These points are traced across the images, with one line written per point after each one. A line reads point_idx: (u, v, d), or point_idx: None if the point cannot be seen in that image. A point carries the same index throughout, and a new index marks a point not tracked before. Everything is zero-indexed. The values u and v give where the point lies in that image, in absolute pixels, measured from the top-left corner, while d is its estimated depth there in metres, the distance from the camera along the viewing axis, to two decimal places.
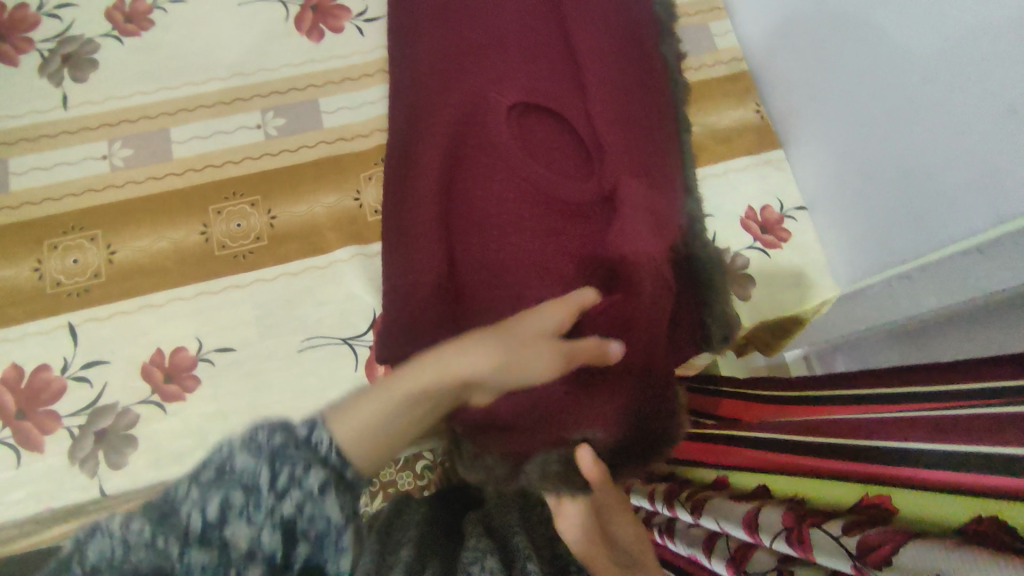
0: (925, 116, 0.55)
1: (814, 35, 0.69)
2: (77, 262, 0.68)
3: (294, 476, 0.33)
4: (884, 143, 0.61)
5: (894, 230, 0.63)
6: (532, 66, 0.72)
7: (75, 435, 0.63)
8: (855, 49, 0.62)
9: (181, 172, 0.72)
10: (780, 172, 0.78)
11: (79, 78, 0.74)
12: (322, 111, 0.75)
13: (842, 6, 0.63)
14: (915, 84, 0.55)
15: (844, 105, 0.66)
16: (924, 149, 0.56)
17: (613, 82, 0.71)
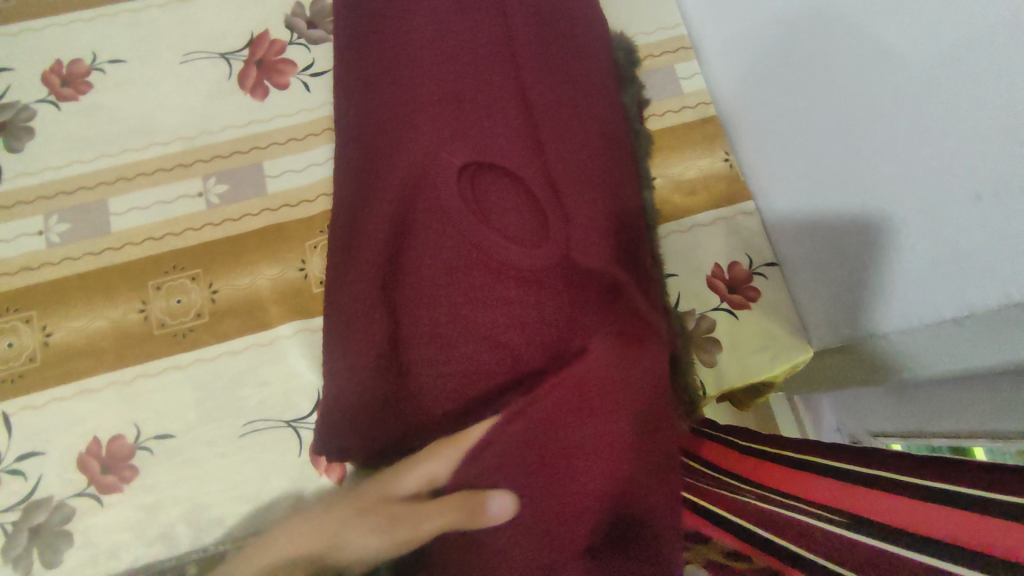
0: (897, 188, 0.52)
1: (782, 86, 0.65)
2: (12, 346, 0.65)
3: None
4: (853, 207, 0.58)
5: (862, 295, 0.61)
6: (485, 120, 0.66)
7: (10, 531, 0.61)
8: (830, 108, 0.59)
9: (119, 245, 0.69)
10: (751, 225, 0.74)
11: (16, 148, 0.72)
12: (265, 174, 0.72)
13: (814, 59, 0.59)
14: (887, 155, 0.53)
15: (812, 162, 0.63)
16: (895, 219, 0.53)
17: (571, 136, 0.66)
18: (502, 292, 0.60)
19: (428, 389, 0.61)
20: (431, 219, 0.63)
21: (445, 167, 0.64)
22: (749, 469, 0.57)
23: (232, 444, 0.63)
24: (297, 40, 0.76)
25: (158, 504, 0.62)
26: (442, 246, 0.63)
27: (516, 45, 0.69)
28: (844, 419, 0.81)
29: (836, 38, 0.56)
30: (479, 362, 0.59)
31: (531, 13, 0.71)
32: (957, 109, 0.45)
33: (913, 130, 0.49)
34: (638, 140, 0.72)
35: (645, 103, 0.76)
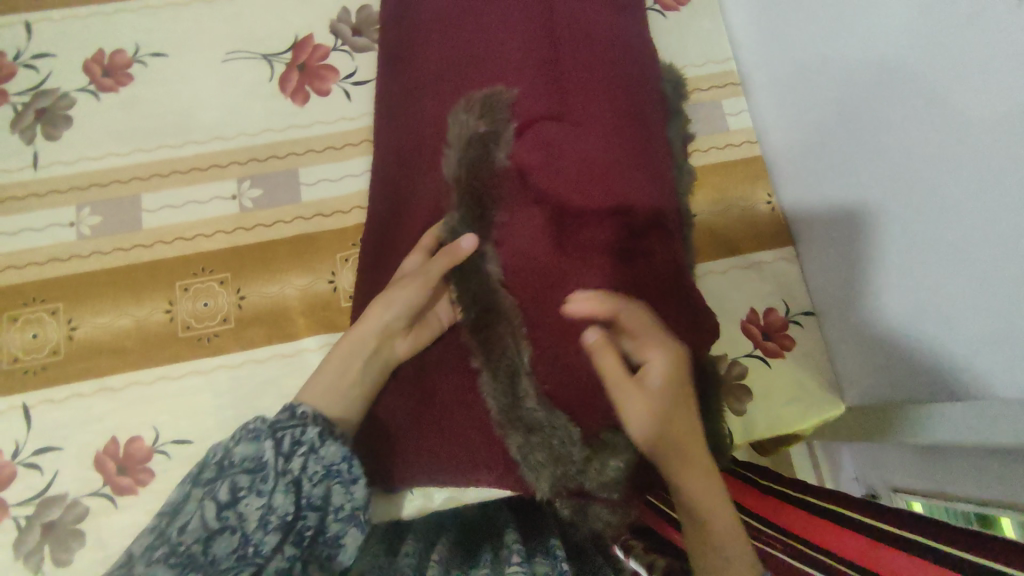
0: (957, 259, 0.50)
1: (833, 135, 0.63)
2: (36, 337, 0.65)
3: (315, 456, 0.46)
4: (905, 269, 0.56)
5: (895, 359, 0.60)
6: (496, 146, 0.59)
7: (23, 525, 0.60)
8: (884, 164, 0.56)
9: (149, 243, 0.68)
10: (789, 272, 0.73)
11: (52, 136, 0.71)
12: (301, 182, 0.71)
13: (869, 114, 0.57)
14: (941, 223, 0.51)
15: (861, 217, 0.61)
16: (952, 290, 0.51)
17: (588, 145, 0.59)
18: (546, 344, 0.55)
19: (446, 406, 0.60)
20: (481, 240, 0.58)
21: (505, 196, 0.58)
22: (754, 502, 0.58)
23: None
24: (341, 47, 0.75)
25: None
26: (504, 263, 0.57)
27: (562, 64, 0.64)
28: (864, 470, 0.79)
29: (891, 95, 0.53)
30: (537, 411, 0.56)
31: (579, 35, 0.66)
32: (1007, 185, 0.43)
33: (970, 199, 0.47)
34: (681, 176, 0.70)
35: (690, 138, 0.74)
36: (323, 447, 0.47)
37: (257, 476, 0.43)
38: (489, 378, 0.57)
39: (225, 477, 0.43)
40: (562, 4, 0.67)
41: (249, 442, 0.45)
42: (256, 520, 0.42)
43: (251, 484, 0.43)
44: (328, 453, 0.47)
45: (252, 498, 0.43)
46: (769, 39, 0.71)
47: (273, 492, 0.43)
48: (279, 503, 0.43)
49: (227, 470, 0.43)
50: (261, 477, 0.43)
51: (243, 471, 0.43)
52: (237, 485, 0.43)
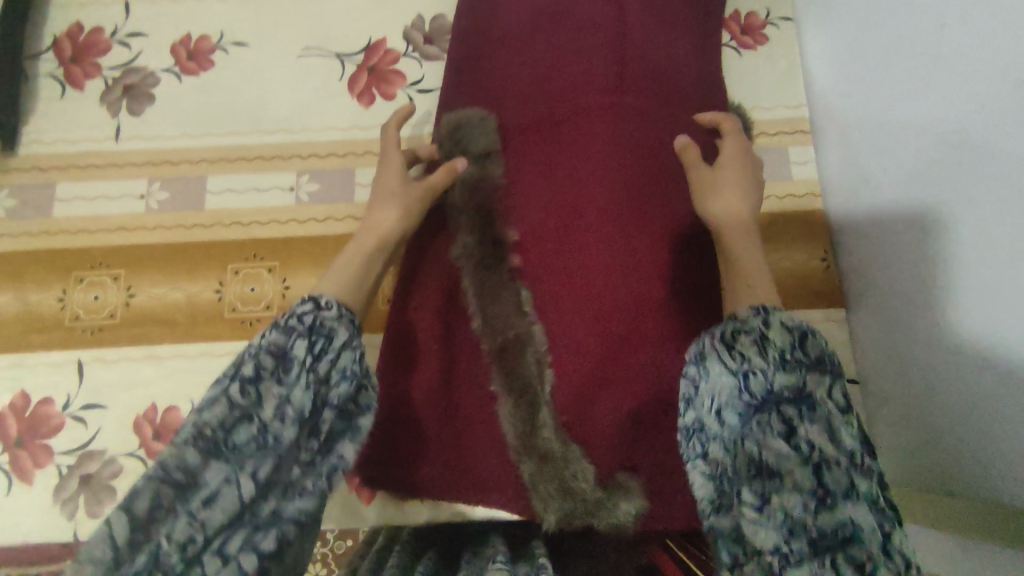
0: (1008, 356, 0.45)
1: (891, 187, 0.58)
2: (98, 299, 0.69)
3: (325, 344, 0.44)
4: (959, 360, 0.51)
5: (939, 455, 0.55)
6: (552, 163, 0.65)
7: (64, 473, 0.65)
8: (944, 228, 0.51)
9: (208, 223, 0.72)
10: (836, 334, 0.70)
11: (136, 112, 0.75)
12: (356, 182, 0.73)
13: (934, 172, 0.52)
14: (999, 314, 0.46)
15: (916, 298, 0.56)
16: (999, 390, 0.46)
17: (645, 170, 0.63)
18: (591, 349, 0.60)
19: (480, 411, 0.62)
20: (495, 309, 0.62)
21: (547, 245, 0.63)
22: None
23: None
24: (411, 54, 0.77)
25: None
26: (547, 308, 0.61)
27: (625, 102, 0.64)
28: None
29: (963, 163, 0.48)
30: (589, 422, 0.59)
31: (647, 66, 0.66)
32: None
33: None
34: None
35: None
36: (333, 336, 0.45)
37: (280, 365, 0.43)
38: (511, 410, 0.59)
39: (237, 381, 0.41)
40: (635, 35, 0.66)
41: (210, 409, 0.40)
42: (264, 469, 0.40)
43: (221, 443, 0.40)
44: (334, 334, 0.45)
45: (268, 385, 0.42)
46: (840, 83, 0.67)
47: (216, 496, 0.38)
48: (296, 503, 0.40)
49: (255, 353, 0.43)
50: (286, 368, 0.43)
51: (258, 362, 0.42)
52: (259, 369, 0.42)
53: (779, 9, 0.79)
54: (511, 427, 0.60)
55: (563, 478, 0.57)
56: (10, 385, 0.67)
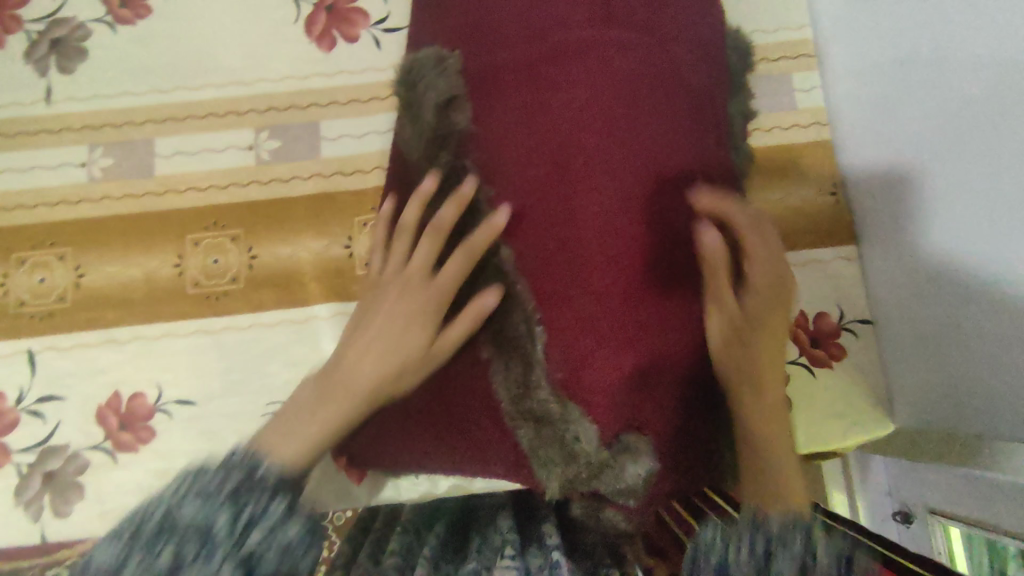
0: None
1: (918, 116, 0.54)
2: (44, 282, 0.63)
3: (253, 517, 0.32)
4: (999, 257, 0.47)
5: (969, 370, 0.52)
6: (523, 96, 0.55)
7: (24, 473, 0.59)
8: (983, 154, 0.47)
9: (161, 191, 0.65)
10: (848, 273, 0.65)
11: (68, 70, 0.67)
12: (321, 136, 0.66)
13: (970, 96, 0.48)
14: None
15: (947, 203, 0.51)
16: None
17: (636, 93, 0.54)
18: (584, 305, 0.51)
19: (466, 376, 0.57)
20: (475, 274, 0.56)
21: (524, 188, 0.54)
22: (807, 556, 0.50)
23: (253, 422, 0.60)
24: None
25: (171, 471, 0.59)
26: (527, 257, 0.54)
27: (614, 7, 0.56)
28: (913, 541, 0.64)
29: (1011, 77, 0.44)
30: (587, 389, 0.51)
31: None
32: None
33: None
34: (739, 158, 0.62)
35: (753, 115, 0.66)
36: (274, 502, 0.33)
37: (204, 550, 0.31)
38: (501, 369, 0.55)
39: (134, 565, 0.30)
40: None
41: None
42: None
43: None
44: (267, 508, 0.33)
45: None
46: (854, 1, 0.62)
47: None
48: None
49: (166, 532, 0.31)
50: (204, 552, 0.31)
51: (175, 548, 0.30)
52: (172, 557, 0.30)
53: None
54: (502, 380, 0.55)
55: (556, 436, 0.53)
56: None
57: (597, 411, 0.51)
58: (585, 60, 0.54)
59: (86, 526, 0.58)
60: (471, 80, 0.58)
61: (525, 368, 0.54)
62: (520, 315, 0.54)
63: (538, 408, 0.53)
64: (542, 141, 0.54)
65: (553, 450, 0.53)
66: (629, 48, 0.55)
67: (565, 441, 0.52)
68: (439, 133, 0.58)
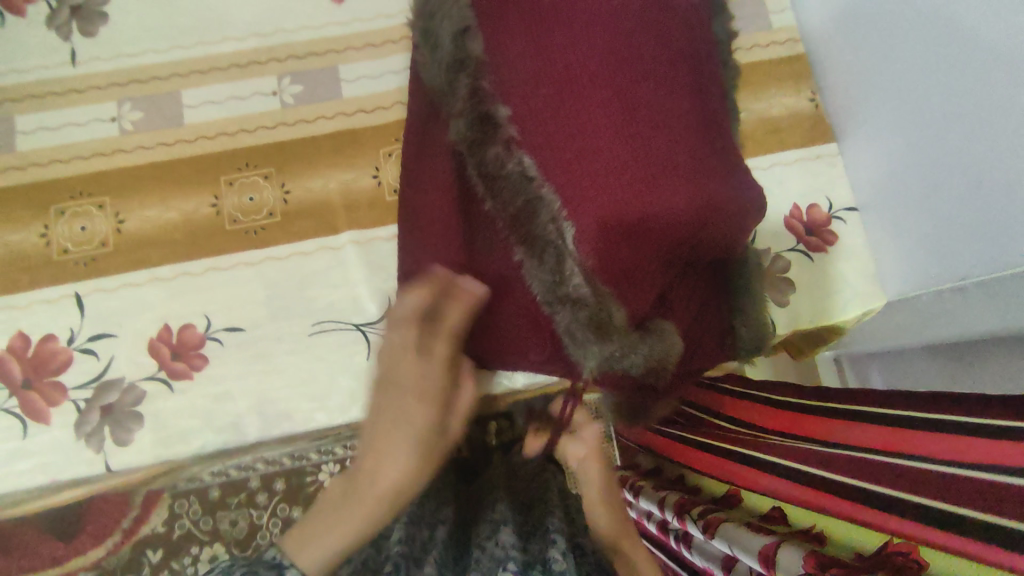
0: (998, 94, 0.49)
1: (875, 13, 0.61)
2: (85, 230, 0.65)
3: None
4: (957, 114, 0.54)
5: (939, 219, 0.60)
6: (529, 28, 0.61)
7: (82, 408, 0.61)
8: (930, 34, 0.55)
9: (191, 139, 0.68)
10: (831, 169, 0.72)
11: (90, 33, 0.70)
12: (340, 79, 0.70)
13: None
14: (986, 39, 0.49)
15: (909, 81, 0.59)
16: (996, 120, 0.50)
17: (629, 14, 0.60)
18: (611, 198, 0.55)
19: (501, 278, 0.62)
20: (501, 184, 0.60)
21: (540, 103, 0.59)
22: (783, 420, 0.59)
23: (302, 342, 0.64)
24: None
25: (227, 393, 0.62)
26: (550, 164, 0.58)
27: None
28: None
29: None
30: (616, 276, 0.57)
31: None
32: None
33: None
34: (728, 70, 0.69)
35: (735, 35, 0.72)
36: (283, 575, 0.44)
37: None
38: (534, 264, 0.59)
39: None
40: None
41: None
42: None
43: None
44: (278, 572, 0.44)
45: None
46: None
47: None
48: None
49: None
50: None
51: None
52: None
53: None
54: (536, 276, 0.59)
55: (594, 318, 0.58)
56: (5, 328, 0.63)
57: (623, 296, 0.58)
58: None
59: (150, 451, 0.61)
60: (479, 9, 0.62)
61: (560, 261, 0.57)
62: (547, 214, 0.57)
63: (574, 296, 0.58)
64: (553, 64, 0.59)
65: (587, 330, 0.58)
66: None
67: (600, 326, 0.58)
68: (458, 58, 0.62)
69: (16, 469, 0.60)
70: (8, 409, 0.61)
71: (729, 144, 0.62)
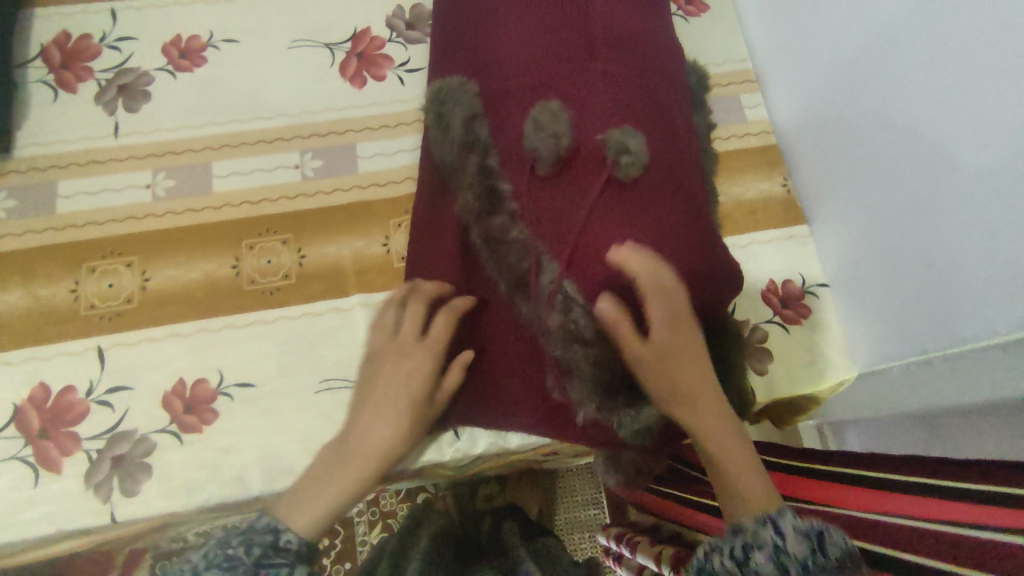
0: (947, 187, 0.56)
1: (838, 112, 0.70)
2: (112, 287, 0.70)
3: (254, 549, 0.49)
4: (910, 200, 0.60)
5: (897, 293, 0.65)
6: (531, 112, 0.68)
7: (93, 458, 0.64)
8: (886, 132, 0.62)
9: (218, 206, 0.74)
10: (802, 247, 0.79)
11: (133, 109, 0.78)
12: (358, 155, 0.78)
13: (869, 91, 0.63)
14: (938, 133, 0.55)
15: (867, 170, 0.66)
16: (941, 210, 0.57)
17: (618, 104, 0.68)
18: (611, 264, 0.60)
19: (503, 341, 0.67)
20: (504, 250, 0.64)
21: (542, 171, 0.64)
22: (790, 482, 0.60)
23: (308, 399, 0.68)
24: (396, 39, 0.83)
25: (235, 446, 0.65)
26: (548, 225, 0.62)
27: (596, 47, 0.72)
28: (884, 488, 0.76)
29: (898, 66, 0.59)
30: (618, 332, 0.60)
31: (612, 31, 0.74)
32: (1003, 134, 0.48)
33: (964, 118, 0.52)
34: (706, 156, 0.76)
35: (714, 128, 0.81)
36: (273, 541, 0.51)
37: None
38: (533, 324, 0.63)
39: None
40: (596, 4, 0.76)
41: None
42: None
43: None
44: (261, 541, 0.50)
45: None
46: (783, 36, 0.79)
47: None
48: None
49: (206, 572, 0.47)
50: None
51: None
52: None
53: None
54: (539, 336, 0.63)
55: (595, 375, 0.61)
56: (27, 378, 0.66)
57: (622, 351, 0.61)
58: (574, 87, 0.69)
59: (155, 503, 0.63)
60: (486, 101, 0.70)
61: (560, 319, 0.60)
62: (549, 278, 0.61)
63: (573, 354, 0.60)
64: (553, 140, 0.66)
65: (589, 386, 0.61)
66: (607, 73, 0.70)
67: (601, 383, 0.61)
68: (467, 140, 0.69)
69: (23, 518, 0.62)
70: (23, 458, 0.64)
71: (708, 222, 0.68)
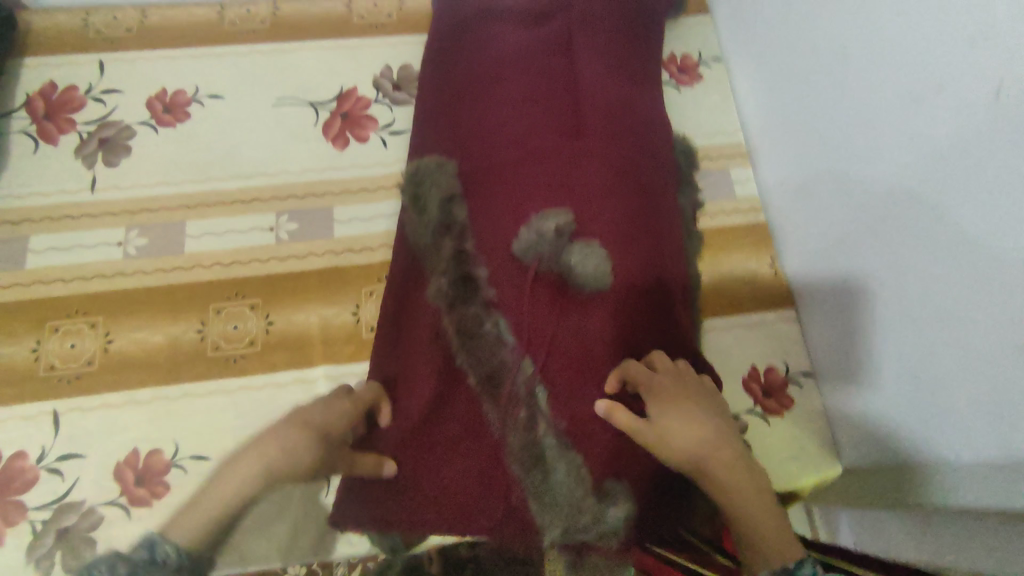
0: (947, 283, 0.51)
1: (828, 195, 0.67)
2: (74, 347, 0.69)
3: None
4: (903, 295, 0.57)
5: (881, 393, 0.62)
6: (513, 196, 0.70)
7: (38, 531, 0.62)
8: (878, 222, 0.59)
9: (188, 267, 0.73)
10: (787, 332, 0.76)
11: (112, 163, 0.77)
12: (334, 219, 0.76)
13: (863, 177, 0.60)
14: (947, 207, 0.50)
15: (854, 262, 0.64)
16: (938, 307, 0.53)
17: (601, 187, 0.69)
18: (581, 365, 0.63)
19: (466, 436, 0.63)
20: (477, 342, 0.64)
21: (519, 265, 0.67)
22: None
23: None
24: (382, 100, 0.82)
25: None
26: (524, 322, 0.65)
27: (583, 123, 0.73)
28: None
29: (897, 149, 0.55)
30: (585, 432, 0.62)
31: (601, 106, 0.74)
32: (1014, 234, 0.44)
33: (971, 207, 0.48)
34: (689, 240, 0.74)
35: (700, 204, 0.79)
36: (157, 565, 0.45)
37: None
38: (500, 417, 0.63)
39: None
40: (585, 78, 0.76)
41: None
42: None
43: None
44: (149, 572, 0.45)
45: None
46: (773, 113, 0.77)
47: None
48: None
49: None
50: None
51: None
52: None
53: (708, 51, 0.90)
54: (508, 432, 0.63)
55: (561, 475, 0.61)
56: None
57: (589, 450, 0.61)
58: (557, 169, 0.71)
59: None
60: (466, 181, 0.71)
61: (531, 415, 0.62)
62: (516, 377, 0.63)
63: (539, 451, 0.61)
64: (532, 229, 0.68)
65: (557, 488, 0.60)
66: (593, 153, 0.70)
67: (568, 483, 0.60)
68: (445, 224, 0.69)
69: None
70: None
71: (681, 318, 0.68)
